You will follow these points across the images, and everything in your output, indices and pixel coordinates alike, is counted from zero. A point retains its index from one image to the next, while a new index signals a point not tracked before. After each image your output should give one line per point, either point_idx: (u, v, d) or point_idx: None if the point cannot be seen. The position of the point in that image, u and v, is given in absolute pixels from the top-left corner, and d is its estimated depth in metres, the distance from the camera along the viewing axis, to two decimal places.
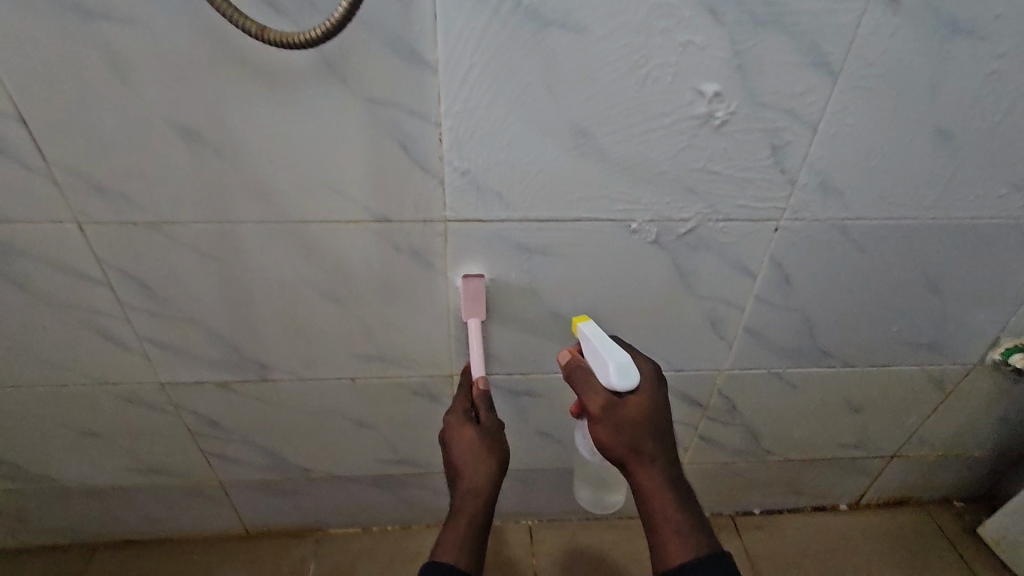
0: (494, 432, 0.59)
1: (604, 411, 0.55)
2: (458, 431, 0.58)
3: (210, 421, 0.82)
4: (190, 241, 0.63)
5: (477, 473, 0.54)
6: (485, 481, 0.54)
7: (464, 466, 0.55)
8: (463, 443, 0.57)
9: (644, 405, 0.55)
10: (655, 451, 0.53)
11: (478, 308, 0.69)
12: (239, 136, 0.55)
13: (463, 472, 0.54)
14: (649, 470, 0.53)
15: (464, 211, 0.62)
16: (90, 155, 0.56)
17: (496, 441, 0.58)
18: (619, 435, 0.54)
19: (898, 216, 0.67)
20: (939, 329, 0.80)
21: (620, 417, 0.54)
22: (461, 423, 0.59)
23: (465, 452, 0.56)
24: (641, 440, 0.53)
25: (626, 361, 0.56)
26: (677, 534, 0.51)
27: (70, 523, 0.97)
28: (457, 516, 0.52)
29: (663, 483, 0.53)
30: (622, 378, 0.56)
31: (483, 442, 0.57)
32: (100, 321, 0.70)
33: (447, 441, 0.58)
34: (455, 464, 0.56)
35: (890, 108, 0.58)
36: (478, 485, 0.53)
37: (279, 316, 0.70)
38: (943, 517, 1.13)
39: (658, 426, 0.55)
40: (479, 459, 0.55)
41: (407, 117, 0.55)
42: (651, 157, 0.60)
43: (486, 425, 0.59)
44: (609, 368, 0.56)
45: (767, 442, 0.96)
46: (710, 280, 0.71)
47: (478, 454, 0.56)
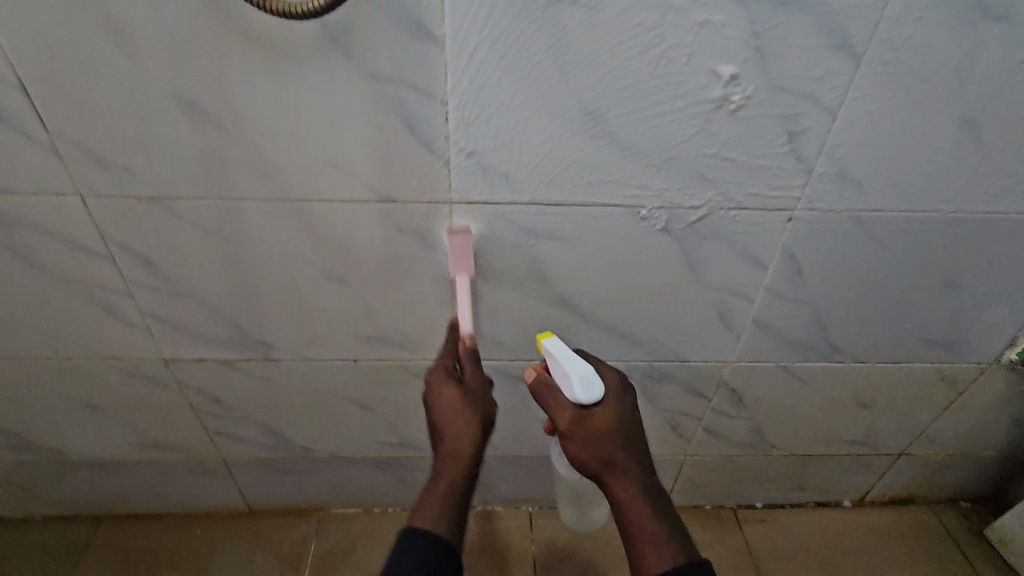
0: (477, 392, 0.59)
1: (572, 425, 0.56)
2: (439, 392, 0.58)
3: (213, 398, 0.83)
4: (193, 217, 0.62)
5: (460, 435, 0.55)
6: (467, 440, 0.54)
7: (446, 428, 0.55)
8: (444, 402, 0.57)
9: (612, 416, 0.57)
10: (626, 460, 0.55)
11: (465, 265, 0.65)
12: (242, 110, 0.54)
13: (445, 432, 0.55)
14: (623, 481, 0.55)
15: (470, 193, 0.61)
16: (92, 127, 0.55)
17: (480, 401, 0.58)
18: (589, 449, 0.56)
19: (917, 209, 0.65)
20: (954, 326, 0.78)
21: (588, 430, 0.56)
22: (443, 381, 0.59)
23: (448, 413, 0.56)
24: (611, 452, 0.55)
25: (588, 371, 0.56)
26: (654, 545, 0.52)
27: (75, 494, 0.99)
28: (439, 479, 0.53)
29: (637, 492, 0.54)
30: (584, 390, 0.56)
31: (466, 401, 0.57)
32: (104, 295, 0.69)
33: (429, 401, 0.58)
34: (438, 422, 0.56)
35: (915, 95, 0.56)
36: (461, 447, 0.54)
37: (282, 294, 0.70)
38: (948, 516, 1.12)
39: (628, 436, 0.56)
40: (462, 422, 0.55)
41: (412, 94, 0.54)
42: (662, 142, 0.58)
43: (468, 385, 0.59)
44: (571, 381, 0.56)
45: (772, 436, 0.95)
46: (720, 270, 0.70)
47: (460, 414, 0.56)
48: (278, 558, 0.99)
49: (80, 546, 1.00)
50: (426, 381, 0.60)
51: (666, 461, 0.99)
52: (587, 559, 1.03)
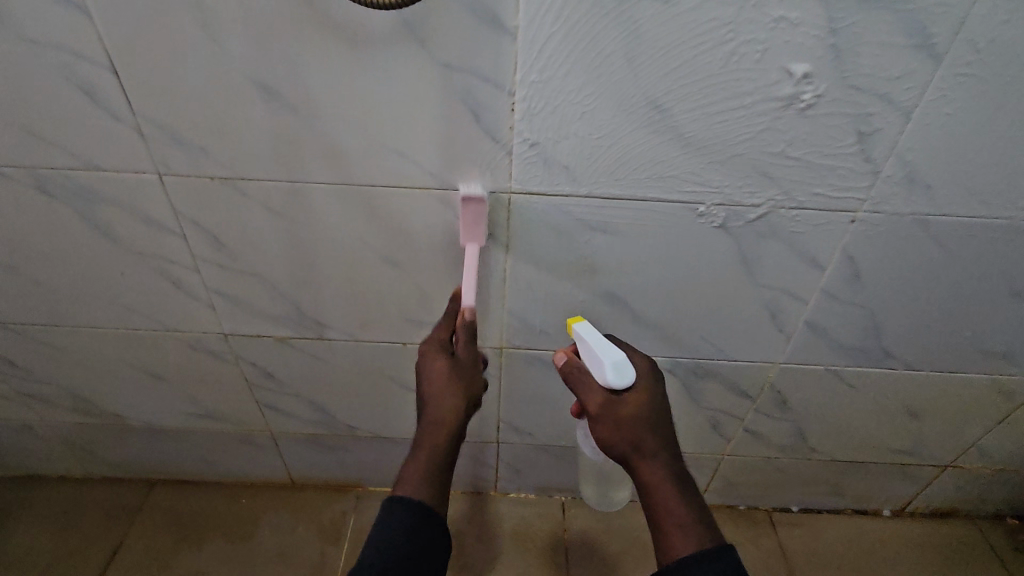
0: (466, 367, 0.60)
1: (604, 408, 0.56)
2: (432, 360, 0.60)
3: (266, 373, 0.86)
4: (260, 198, 0.64)
5: (445, 403, 0.57)
6: (452, 416, 0.56)
7: (432, 398, 0.57)
8: (434, 373, 0.59)
9: (643, 401, 0.57)
10: (655, 445, 0.55)
11: (474, 235, 0.64)
12: (316, 96, 0.56)
13: (431, 403, 0.57)
14: (650, 464, 0.55)
15: (530, 183, 0.62)
16: (175, 108, 0.58)
17: (467, 376, 0.60)
18: (620, 432, 0.55)
19: (987, 217, 0.63)
20: (1016, 338, 0.76)
21: (619, 413, 0.56)
22: (435, 355, 0.60)
23: (436, 383, 0.58)
24: (642, 436, 0.55)
25: (621, 358, 0.56)
26: (681, 527, 0.52)
27: (131, 458, 1.04)
28: (424, 442, 0.55)
29: (664, 476, 0.54)
30: (616, 375, 0.56)
31: (453, 379, 0.58)
32: (173, 270, 0.73)
33: (420, 370, 0.60)
34: (425, 391, 0.58)
35: (996, 98, 0.54)
36: (444, 419, 0.56)
37: (340, 276, 0.72)
38: (993, 532, 1.09)
39: (658, 421, 0.57)
40: (447, 392, 0.57)
41: (481, 85, 0.55)
42: (726, 138, 0.58)
43: (460, 358, 0.60)
44: (603, 366, 0.56)
45: (815, 441, 0.94)
46: (775, 270, 0.69)
47: (446, 391, 0.57)
48: (319, 531, 1.03)
49: (134, 507, 1.05)
50: (421, 350, 0.62)
51: (703, 459, 0.99)
52: (619, 551, 1.04)
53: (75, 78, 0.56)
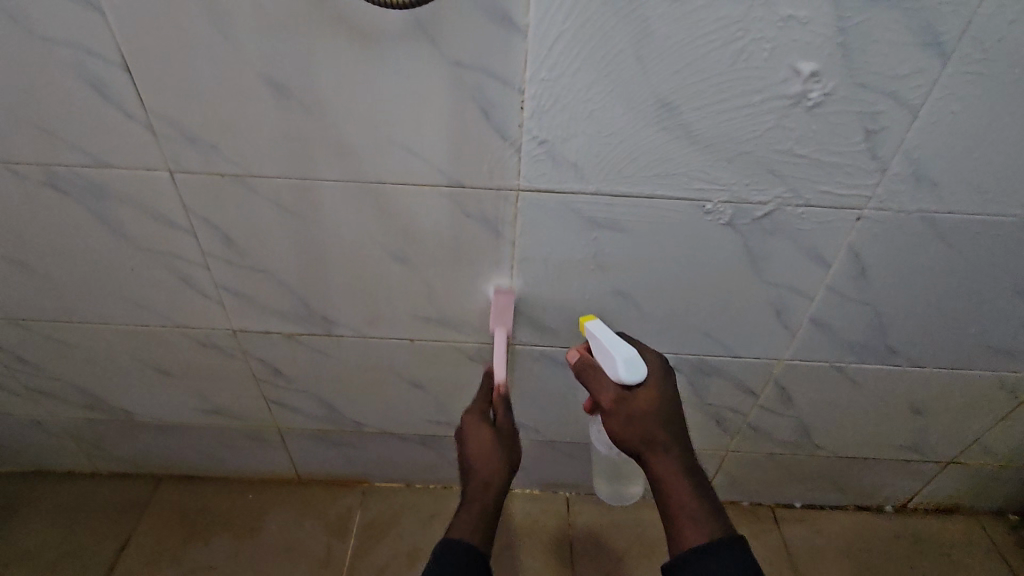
0: (507, 435, 0.65)
1: (615, 404, 0.58)
2: (475, 429, 0.65)
3: (274, 370, 0.86)
4: (270, 195, 0.65)
5: (490, 466, 0.60)
6: (497, 472, 0.60)
7: (478, 461, 0.61)
8: (478, 441, 0.63)
9: (655, 397, 0.58)
10: (667, 440, 0.56)
11: (503, 322, 0.75)
12: (327, 94, 0.56)
13: (478, 465, 0.60)
14: (662, 458, 0.56)
15: (539, 181, 0.62)
16: (186, 106, 0.58)
17: (509, 443, 0.64)
18: (631, 427, 0.57)
19: (993, 214, 0.64)
20: (1020, 335, 0.76)
21: (630, 408, 0.57)
22: (476, 423, 0.65)
23: (480, 449, 0.62)
24: (653, 430, 0.56)
25: (632, 355, 0.58)
26: (693, 521, 0.52)
27: (138, 453, 1.04)
28: (472, 497, 0.58)
29: (676, 471, 0.55)
30: (628, 371, 0.58)
31: (496, 441, 0.63)
32: (182, 266, 0.73)
33: (463, 437, 0.65)
34: (470, 458, 0.62)
35: (1003, 96, 0.55)
36: (490, 476, 0.59)
37: (348, 273, 0.72)
38: (995, 528, 1.10)
39: (670, 416, 0.57)
40: (492, 456, 0.61)
41: (490, 82, 0.55)
42: (734, 136, 0.58)
43: (500, 429, 0.65)
44: (615, 362, 0.58)
45: (818, 437, 0.94)
46: (781, 267, 0.70)
47: (490, 450, 0.62)
48: (326, 526, 1.03)
49: (141, 503, 1.06)
50: (463, 423, 0.67)
51: (707, 455, 1.00)
52: (623, 546, 1.04)
53: (87, 75, 0.56)
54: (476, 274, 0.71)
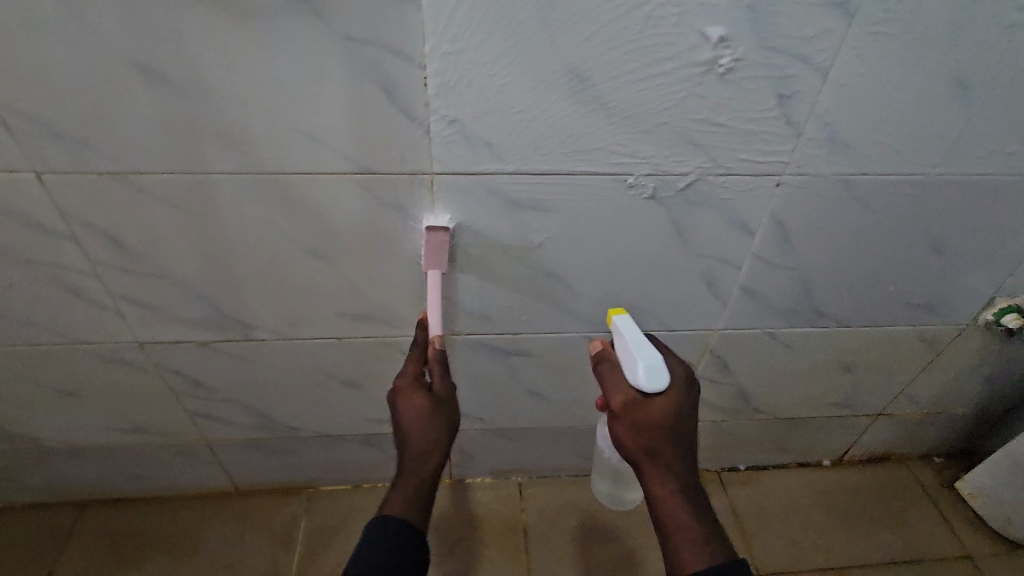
0: (446, 401, 0.60)
1: (625, 408, 0.59)
2: (410, 398, 0.58)
3: (192, 381, 0.81)
4: (159, 193, 0.59)
5: (425, 437, 0.56)
6: (433, 447, 0.56)
7: (410, 432, 0.56)
8: (411, 409, 0.58)
9: (669, 408, 0.57)
10: (671, 456, 0.57)
11: (437, 262, 0.65)
12: (207, 77, 0.51)
13: (411, 437, 0.56)
14: (664, 475, 0.57)
15: (453, 162, 0.59)
16: (44, 97, 0.51)
17: (448, 412, 0.59)
18: (638, 435, 0.58)
19: (904, 172, 0.65)
20: (935, 289, 0.79)
21: (639, 416, 0.58)
22: (412, 385, 0.60)
23: (415, 421, 0.57)
24: (659, 444, 0.57)
25: (655, 361, 0.58)
26: (690, 543, 0.54)
27: (53, 481, 0.96)
28: (407, 475, 0.56)
29: (675, 490, 0.56)
30: (649, 377, 0.58)
31: (433, 411, 0.58)
32: (69, 277, 0.66)
33: (395, 404, 0.59)
34: (403, 430, 0.57)
35: (906, 55, 0.55)
36: (427, 451, 0.56)
37: (259, 272, 0.67)
38: (922, 472, 1.16)
39: (679, 431, 0.58)
40: (428, 432, 0.57)
41: (388, 57, 0.51)
42: (650, 106, 0.56)
43: (439, 395, 0.60)
44: (637, 366, 0.58)
45: (757, 401, 0.96)
46: (708, 238, 0.69)
47: (427, 423, 0.57)
48: (269, 537, 0.99)
49: (62, 533, 0.98)
50: (398, 386, 0.60)
51: None
52: (577, 526, 1.05)
53: None
54: (398, 263, 0.68)
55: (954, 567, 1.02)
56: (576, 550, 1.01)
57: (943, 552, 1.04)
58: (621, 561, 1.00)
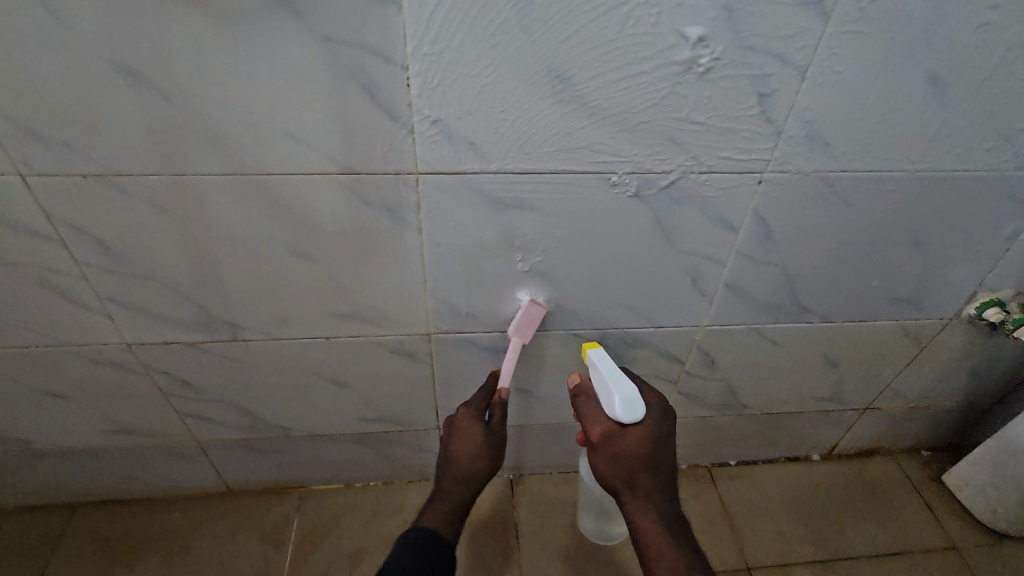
0: (496, 436, 0.71)
1: (604, 439, 0.61)
2: (468, 429, 0.70)
3: (182, 382, 0.81)
4: (144, 195, 0.59)
5: (471, 463, 0.68)
6: (475, 473, 0.67)
7: (461, 457, 0.68)
8: (466, 438, 0.69)
9: (644, 438, 0.60)
10: (650, 485, 0.58)
11: (525, 331, 0.76)
12: (189, 79, 0.51)
13: (459, 461, 0.68)
14: (643, 503, 0.58)
15: (437, 162, 0.59)
16: (26, 100, 0.51)
17: (494, 446, 0.70)
18: (615, 466, 0.60)
19: (884, 169, 0.66)
20: (917, 284, 0.80)
21: (617, 447, 0.60)
22: (470, 420, 0.71)
23: (467, 448, 0.68)
24: (636, 473, 0.58)
25: (630, 394, 0.61)
26: (670, 573, 0.55)
27: (44, 483, 0.96)
28: (448, 492, 0.66)
29: (655, 519, 0.57)
30: (625, 409, 0.61)
31: (485, 443, 0.69)
32: (56, 279, 0.66)
33: (455, 431, 0.70)
34: (454, 453, 0.68)
35: (882, 53, 0.56)
36: (467, 474, 0.67)
37: (246, 273, 0.68)
38: (910, 465, 1.17)
39: (656, 460, 0.59)
40: (475, 461, 0.68)
41: (370, 59, 0.51)
42: (630, 106, 0.57)
43: (493, 430, 0.70)
44: (614, 400, 0.61)
45: (745, 397, 0.97)
46: (691, 235, 0.70)
47: (477, 451, 0.68)
48: (261, 537, 0.99)
49: (54, 534, 0.98)
50: (458, 418, 0.72)
51: None
52: (568, 522, 1.05)
53: None
54: (384, 262, 0.68)
55: (940, 558, 1.03)
56: (567, 546, 1.02)
57: (929, 543, 1.05)
58: (612, 556, 1.01)
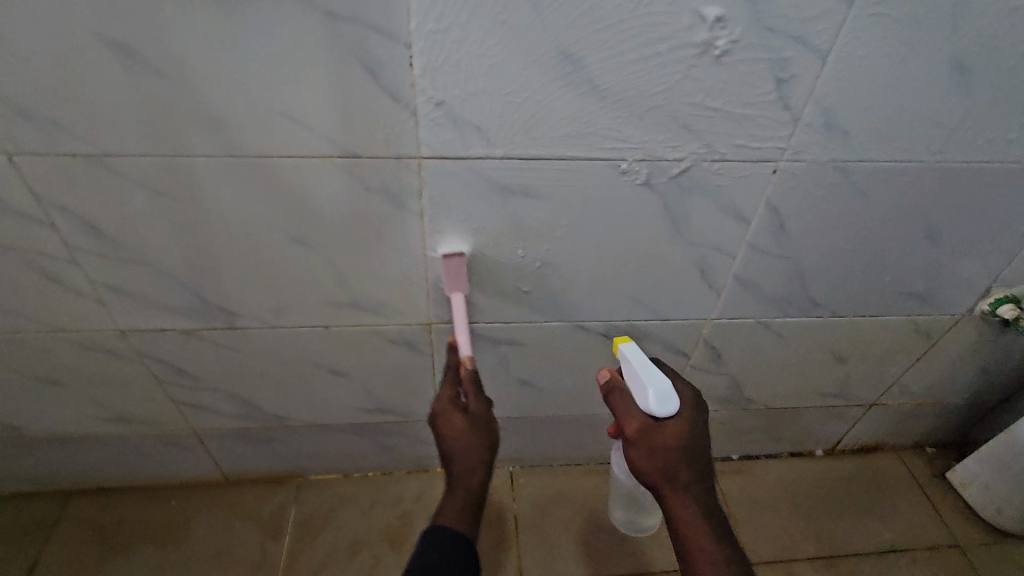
0: (484, 419, 0.63)
1: (641, 434, 0.59)
2: (451, 419, 0.62)
3: (177, 370, 0.79)
4: (136, 175, 0.57)
5: (469, 456, 0.59)
6: (477, 464, 0.59)
7: (456, 454, 0.60)
8: (453, 429, 0.61)
9: (681, 432, 0.59)
10: (689, 479, 0.57)
11: (461, 284, 0.69)
12: (181, 54, 0.49)
13: (457, 460, 0.59)
14: (683, 498, 0.57)
15: (441, 146, 0.57)
16: (10, 75, 0.49)
17: (485, 427, 0.62)
18: (654, 461, 0.58)
19: (902, 160, 0.63)
20: (931, 278, 0.78)
21: (655, 441, 0.58)
22: (450, 407, 0.62)
23: (456, 440, 0.61)
24: (676, 467, 0.57)
25: (665, 388, 0.59)
26: (711, 564, 0.55)
27: (38, 470, 0.95)
28: (456, 490, 0.59)
29: (696, 512, 0.57)
30: (660, 403, 0.58)
31: (473, 427, 0.61)
32: (47, 264, 0.64)
33: (437, 427, 0.62)
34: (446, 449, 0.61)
35: (908, 37, 0.53)
36: (471, 465, 0.59)
37: (243, 260, 0.66)
38: (914, 462, 1.16)
39: (694, 452, 0.58)
40: (472, 449, 0.60)
41: (372, 36, 0.49)
42: (643, 90, 0.55)
43: (474, 411, 0.62)
44: (648, 394, 0.59)
45: (750, 392, 0.96)
46: (701, 226, 0.68)
47: (470, 445, 0.60)
48: (259, 526, 0.98)
49: (48, 521, 0.97)
50: (437, 409, 0.63)
51: None
52: (568, 515, 1.04)
53: None
54: (385, 249, 0.66)
55: (944, 555, 1.02)
56: (568, 539, 1.01)
57: (933, 541, 1.04)
58: (612, 550, 1.00)
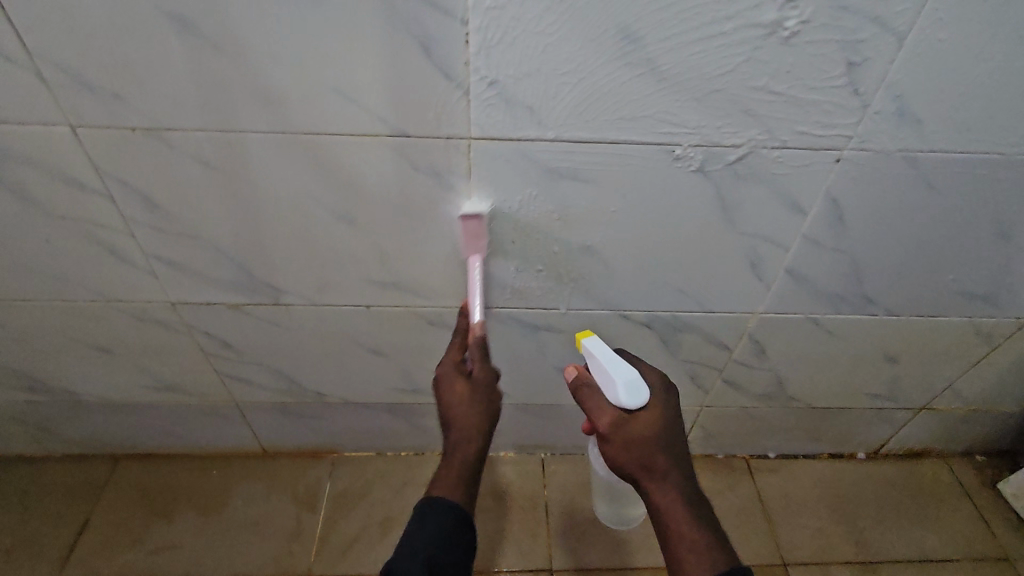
0: (486, 384, 0.61)
1: (614, 428, 0.58)
2: (450, 386, 0.61)
3: (222, 343, 0.81)
4: (192, 151, 0.58)
5: (467, 423, 0.58)
6: (477, 434, 0.57)
7: (457, 415, 0.58)
8: (452, 396, 0.60)
9: (655, 423, 0.58)
10: (666, 466, 0.56)
11: (475, 246, 0.66)
12: (238, 30, 0.49)
13: (455, 424, 0.58)
14: (661, 486, 0.55)
15: (491, 127, 0.56)
16: (78, 48, 0.50)
17: (488, 395, 0.60)
18: (630, 452, 0.57)
19: (978, 152, 0.60)
20: (998, 279, 0.74)
21: (629, 433, 0.58)
22: (454, 374, 0.62)
23: (457, 406, 0.59)
24: (652, 455, 0.56)
25: (634, 377, 0.59)
26: (694, 551, 0.51)
27: (90, 434, 0.99)
28: (454, 454, 0.56)
29: (676, 497, 0.54)
30: (630, 395, 0.59)
31: (474, 394, 0.60)
32: (105, 235, 0.66)
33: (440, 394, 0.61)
34: (447, 416, 0.59)
35: (995, 20, 0.50)
36: (469, 430, 0.57)
37: (290, 237, 0.66)
38: (962, 470, 1.12)
39: (669, 441, 0.58)
40: (472, 414, 0.58)
41: (429, 11, 0.48)
42: (703, 72, 0.53)
43: (475, 376, 0.61)
44: (618, 387, 0.59)
45: (792, 389, 0.93)
46: (755, 216, 0.65)
47: (470, 406, 0.59)
48: (294, 498, 1.00)
49: (98, 483, 1.01)
50: (438, 376, 0.63)
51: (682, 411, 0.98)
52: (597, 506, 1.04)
53: None
54: (430, 230, 0.66)
55: (991, 567, 0.98)
56: (596, 528, 1.01)
57: (980, 552, 1.00)
58: (643, 541, 0.99)
